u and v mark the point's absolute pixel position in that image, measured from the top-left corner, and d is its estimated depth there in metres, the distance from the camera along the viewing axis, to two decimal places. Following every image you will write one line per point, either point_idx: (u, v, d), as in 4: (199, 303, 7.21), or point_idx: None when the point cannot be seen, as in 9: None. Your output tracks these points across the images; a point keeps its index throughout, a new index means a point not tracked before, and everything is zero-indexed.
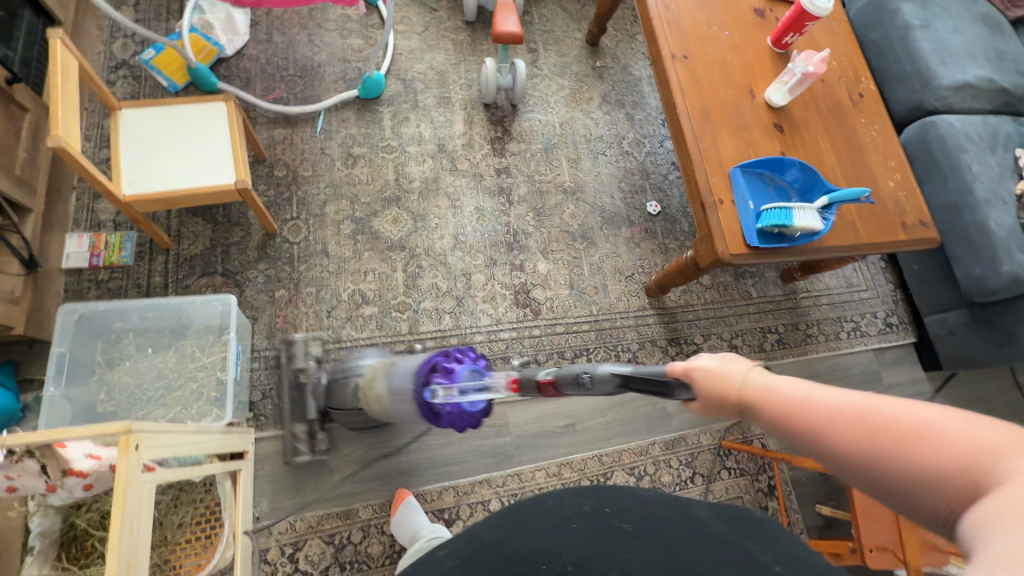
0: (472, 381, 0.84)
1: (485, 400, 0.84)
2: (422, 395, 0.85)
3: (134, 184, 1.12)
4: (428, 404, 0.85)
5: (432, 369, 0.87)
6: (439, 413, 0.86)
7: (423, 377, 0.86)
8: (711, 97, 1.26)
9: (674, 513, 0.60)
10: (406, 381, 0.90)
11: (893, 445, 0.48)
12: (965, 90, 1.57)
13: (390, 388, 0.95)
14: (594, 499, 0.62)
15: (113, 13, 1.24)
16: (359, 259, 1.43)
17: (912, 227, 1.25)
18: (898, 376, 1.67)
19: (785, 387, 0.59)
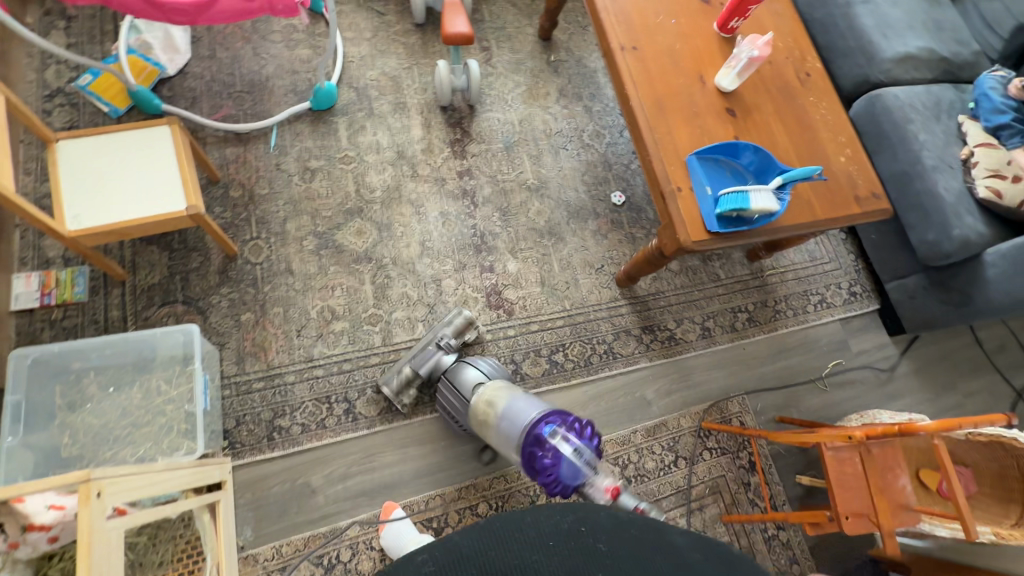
0: (589, 456, 0.95)
1: (584, 478, 0.93)
2: (543, 425, 0.97)
3: (79, 218, 1.08)
4: (540, 435, 0.97)
5: (565, 419, 0.99)
6: (539, 451, 0.96)
7: (556, 417, 0.99)
8: (663, 86, 1.27)
9: (649, 535, 0.62)
10: (535, 412, 1.03)
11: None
12: (907, 61, 1.62)
13: (514, 412, 1.07)
14: (572, 517, 0.64)
15: (41, 40, 1.19)
16: (325, 275, 1.41)
17: (865, 200, 1.29)
18: (865, 343, 1.72)
19: None
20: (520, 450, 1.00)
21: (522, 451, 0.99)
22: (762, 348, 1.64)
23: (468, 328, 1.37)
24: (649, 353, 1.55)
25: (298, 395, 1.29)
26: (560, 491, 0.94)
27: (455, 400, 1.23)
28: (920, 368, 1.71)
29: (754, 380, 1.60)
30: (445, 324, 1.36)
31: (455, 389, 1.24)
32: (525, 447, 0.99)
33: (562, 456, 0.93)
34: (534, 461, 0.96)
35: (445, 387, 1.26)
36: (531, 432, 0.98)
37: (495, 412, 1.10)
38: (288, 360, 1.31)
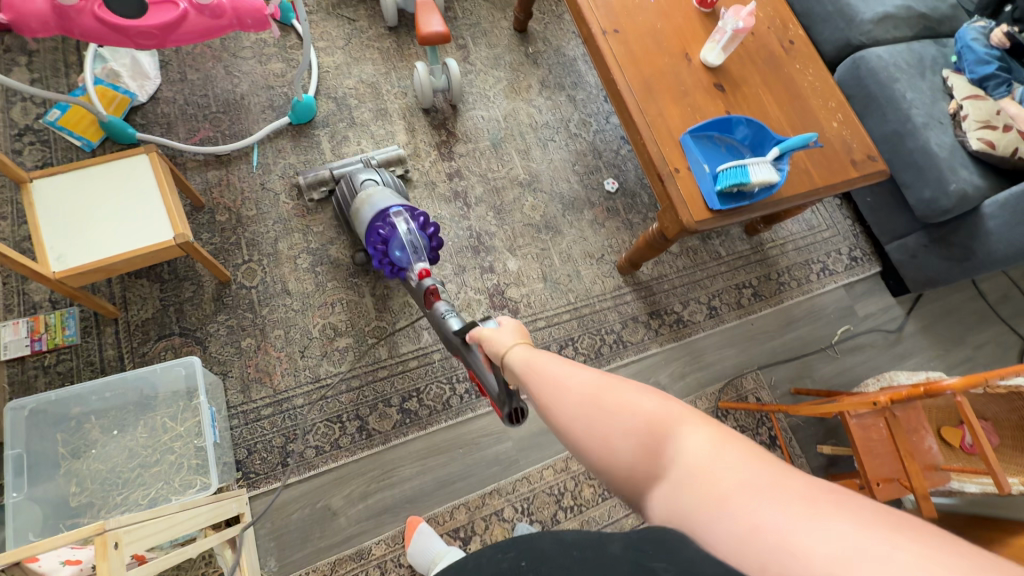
0: (419, 242, 1.17)
1: (405, 260, 1.16)
2: (393, 208, 1.19)
3: (63, 258, 1.03)
4: (389, 213, 1.18)
5: (415, 213, 1.20)
6: (382, 227, 1.18)
7: (407, 207, 1.20)
8: (648, 67, 1.25)
9: (589, 552, 0.42)
10: (393, 200, 1.22)
11: (640, 442, 0.46)
12: (887, 21, 1.61)
13: (374, 197, 1.23)
14: (512, 551, 0.46)
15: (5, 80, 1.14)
16: (324, 292, 1.37)
17: (862, 163, 1.28)
18: (871, 307, 1.72)
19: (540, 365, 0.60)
20: (368, 225, 1.21)
21: (368, 228, 1.20)
22: (769, 322, 1.63)
23: (398, 164, 1.51)
24: (658, 338, 1.53)
25: (308, 418, 1.26)
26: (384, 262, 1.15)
27: (349, 192, 1.32)
28: (927, 326, 1.71)
29: (765, 355, 1.59)
30: (379, 153, 1.50)
31: (353, 184, 1.32)
32: (372, 223, 1.20)
33: (395, 231, 1.16)
34: (374, 231, 1.19)
35: (345, 184, 1.34)
36: (382, 212, 1.19)
37: (358, 201, 1.27)
38: (295, 383, 1.28)
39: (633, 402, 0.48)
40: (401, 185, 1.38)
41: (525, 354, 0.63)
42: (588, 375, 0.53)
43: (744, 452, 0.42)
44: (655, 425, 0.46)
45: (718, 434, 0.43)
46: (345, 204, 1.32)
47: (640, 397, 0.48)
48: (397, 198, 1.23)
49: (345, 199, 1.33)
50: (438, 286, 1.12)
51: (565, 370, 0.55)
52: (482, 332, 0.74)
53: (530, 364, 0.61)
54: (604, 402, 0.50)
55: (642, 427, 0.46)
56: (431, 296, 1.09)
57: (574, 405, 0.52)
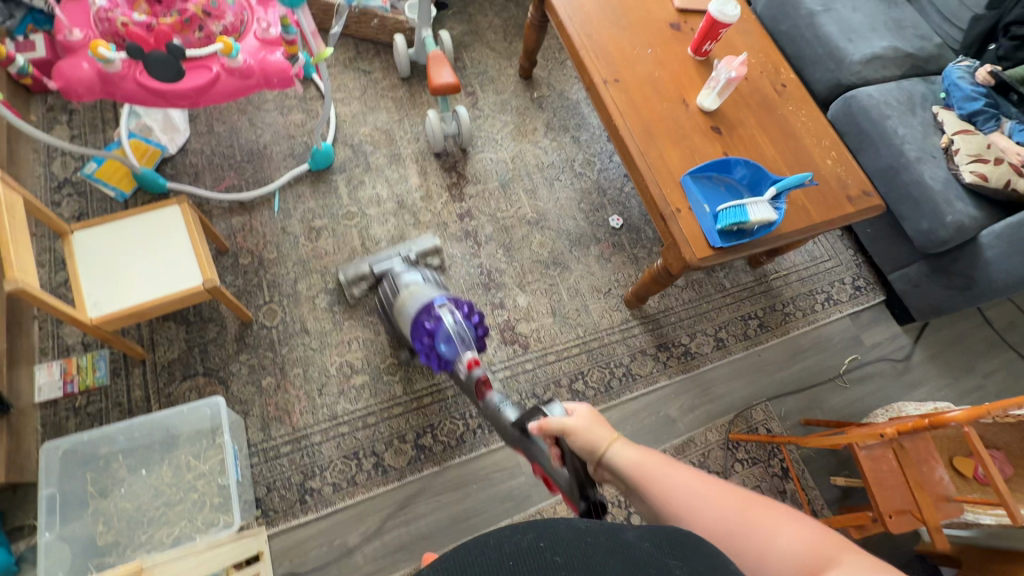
0: (466, 333, 1.17)
1: (455, 351, 1.15)
2: (437, 298, 1.19)
3: (100, 305, 1.10)
4: (433, 303, 1.18)
5: (458, 304, 1.20)
6: (427, 319, 1.17)
7: (449, 296, 1.21)
8: (648, 113, 1.32)
9: (603, 538, 0.49)
10: (434, 291, 1.23)
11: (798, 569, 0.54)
12: (875, 61, 1.68)
13: (416, 290, 1.24)
14: (532, 532, 0.49)
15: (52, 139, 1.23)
16: (340, 330, 1.42)
17: (857, 198, 1.33)
18: (877, 336, 1.74)
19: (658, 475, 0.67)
20: (412, 318, 1.20)
21: (412, 322, 1.19)
22: (776, 352, 1.65)
23: (434, 255, 1.50)
24: (667, 370, 1.56)
25: (326, 455, 1.29)
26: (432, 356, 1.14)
27: (392, 290, 1.29)
28: (935, 354, 1.73)
29: (774, 385, 1.61)
30: (414, 245, 1.48)
31: (395, 284, 1.29)
32: (416, 317, 1.19)
33: (442, 321, 1.16)
34: (420, 325, 1.18)
35: (387, 283, 1.31)
36: (427, 304, 1.19)
37: (402, 298, 1.25)
38: (313, 421, 1.32)
39: (783, 529, 0.57)
40: (439, 279, 1.38)
41: (635, 463, 0.70)
42: (719, 495, 0.62)
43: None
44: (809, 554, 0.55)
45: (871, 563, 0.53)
46: (387, 303, 1.28)
47: (787, 527, 0.57)
48: (439, 290, 1.23)
49: (387, 298, 1.30)
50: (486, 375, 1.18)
51: (702, 488, 0.63)
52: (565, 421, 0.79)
53: (644, 472, 0.68)
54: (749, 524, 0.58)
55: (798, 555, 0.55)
56: (483, 386, 1.15)
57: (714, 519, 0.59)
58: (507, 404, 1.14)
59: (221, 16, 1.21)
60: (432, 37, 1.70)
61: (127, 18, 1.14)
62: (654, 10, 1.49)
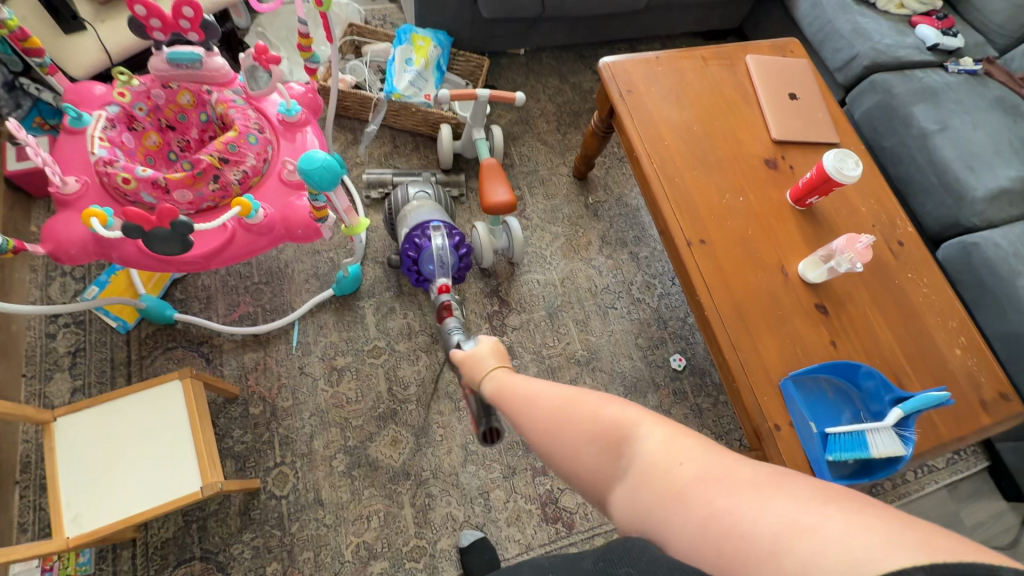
0: (448, 258, 1.23)
1: (432, 272, 1.23)
2: (433, 223, 1.27)
3: (79, 518, 0.92)
4: (428, 226, 1.27)
5: (449, 231, 1.28)
6: (418, 237, 1.26)
7: (446, 223, 1.28)
8: (739, 284, 1.10)
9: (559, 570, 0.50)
10: (431, 215, 1.31)
11: (603, 446, 0.52)
12: (1001, 197, 1.41)
13: (412, 209, 1.33)
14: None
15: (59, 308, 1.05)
16: (359, 502, 1.23)
17: (993, 403, 1.08)
18: (978, 514, 1.48)
19: (511, 382, 0.65)
20: (406, 233, 1.29)
21: (405, 235, 1.29)
22: None
23: (455, 185, 1.58)
24: None
25: None
26: (412, 271, 1.25)
27: (400, 200, 1.38)
28: None
29: None
30: (439, 170, 1.58)
31: (405, 194, 1.38)
32: (409, 233, 1.28)
33: (429, 242, 1.24)
34: (409, 238, 1.26)
35: (396, 193, 1.41)
36: (418, 225, 1.28)
37: (403, 211, 1.35)
38: None
39: (600, 410, 0.54)
40: (448, 199, 1.45)
41: (493, 377, 0.68)
42: (551, 387, 0.59)
43: (697, 449, 0.47)
44: (616, 430, 0.52)
45: (673, 432, 0.49)
46: (393, 211, 1.38)
47: (604, 405, 0.54)
48: (436, 215, 1.31)
49: (394, 207, 1.39)
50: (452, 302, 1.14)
51: (538, 385, 0.61)
52: (460, 353, 0.75)
53: (495, 383, 0.67)
54: (568, 410, 0.56)
55: (606, 433, 0.52)
56: (444, 311, 1.10)
57: (542, 410, 0.58)
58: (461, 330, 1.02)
59: (241, 160, 1.02)
60: (485, 138, 1.52)
61: (129, 172, 0.95)
62: (746, 140, 1.25)
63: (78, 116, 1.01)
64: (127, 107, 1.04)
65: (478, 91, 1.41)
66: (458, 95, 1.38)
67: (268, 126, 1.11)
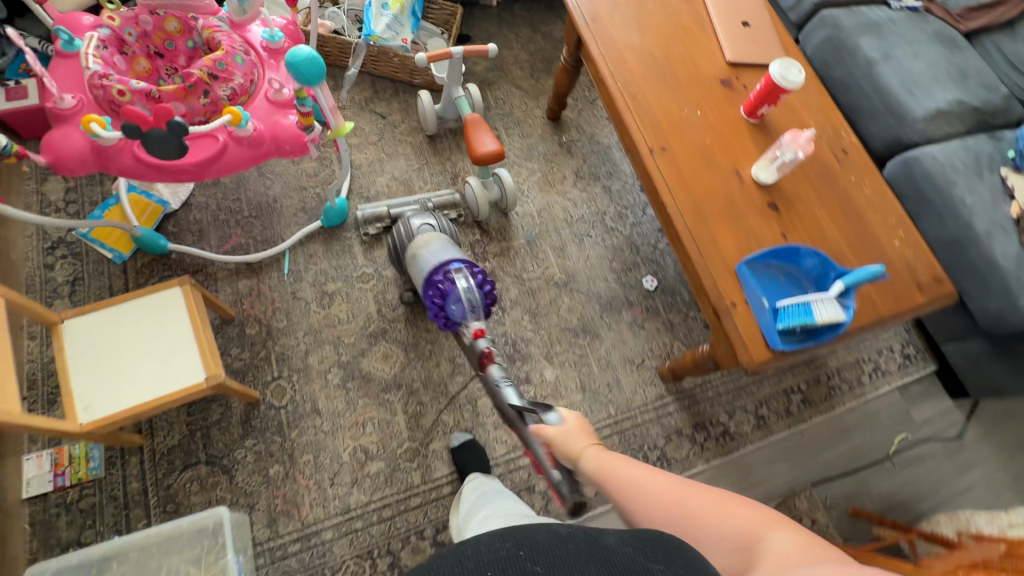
0: (476, 300, 1.17)
1: (463, 317, 1.17)
2: (453, 263, 1.19)
3: (91, 408, 0.98)
4: (449, 267, 1.19)
5: (473, 270, 1.20)
6: (441, 281, 1.17)
7: (466, 261, 1.21)
8: (698, 187, 1.20)
9: (585, 544, 0.53)
10: (450, 254, 1.21)
11: (736, 546, 0.63)
12: (939, 117, 1.53)
13: (427, 245, 1.23)
14: (511, 542, 0.53)
15: (57, 221, 1.11)
16: (354, 410, 1.31)
17: (929, 286, 1.19)
18: (927, 411, 1.62)
19: (623, 466, 0.76)
20: (426, 276, 1.20)
21: (425, 279, 1.20)
22: (820, 432, 1.54)
23: (452, 209, 1.56)
24: (703, 454, 1.45)
25: (338, 553, 1.19)
26: (440, 317, 1.17)
27: (404, 235, 1.30)
28: (989, 433, 1.60)
29: (819, 469, 1.49)
30: (435, 195, 1.54)
31: (408, 228, 1.30)
32: (430, 274, 1.19)
33: (455, 286, 1.16)
34: (432, 283, 1.19)
35: (399, 228, 1.33)
36: (438, 267, 1.19)
37: (412, 248, 1.25)
38: (324, 514, 1.21)
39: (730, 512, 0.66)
40: (453, 230, 1.38)
41: (599, 459, 0.79)
42: (673, 481, 0.72)
43: (821, 553, 0.60)
44: (749, 534, 0.64)
45: (802, 540, 0.61)
46: (399, 247, 1.30)
47: (732, 507, 0.67)
48: (456, 253, 1.23)
49: (399, 242, 1.32)
50: (491, 349, 1.20)
51: (657, 479, 0.72)
52: (551, 429, 0.87)
53: (607, 468, 0.77)
54: (699, 505, 0.67)
55: (737, 535, 0.64)
56: (485, 359, 1.18)
57: (668, 500, 0.69)
58: (506, 382, 1.16)
59: (228, 77, 1.08)
60: (464, 96, 1.56)
61: (124, 84, 1.02)
62: (703, 63, 1.35)
63: (70, 39, 1.06)
64: (116, 30, 1.09)
65: (453, 49, 1.44)
66: (435, 56, 1.42)
67: (253, 51, 1.17)
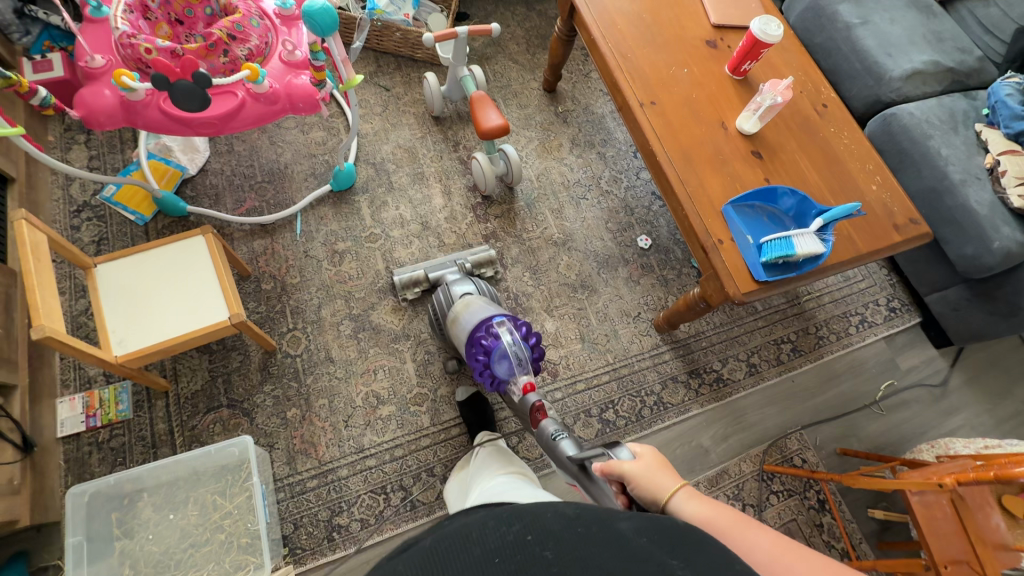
0: (522, 354, 1.13)
1: (511, 372, 1.12)
2: (495, 317, 1.16)
3: (125, 342, 1.06)
4: (491, 323, 1.16)
5: (514, 323, 1.17)
6: (484, 336, 1.14)
7: (509, 315, 1.18)
8: (686, 136, 1.28)
9: (595, 528, 0.46)
10: (490, 311, 1.19)
11: None
12: (916, 77, 1.61)
13: (470, 305, 1.21)
14: (518, 525, 0.46)
15: (83, 174, 1.19)
16: (366, 358, 1.39)
17: (904, 226, 1.27)
18: (913, 359, 1.68)
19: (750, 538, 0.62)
20: (469, 336, 1.17)
21: (468, 338, 1.17)
22: (809, 378, 1.61)
23: (488, 265, 1.53)
24: (699, 399, 1.52)
25: (353, 489, 1.26)
26: (486, 376, 1.13)
27: (445, 301, 1.32)
28: (972, 379, 1.67)
29: (809, 413, 1.56)
30: (471, 253, 1.53)
31: (449, 295, 1.32)
32: (473, 334, 1.16)
33: (500, 340, 1.12)
34: (475, 341, 1.15)
35: (439, 295, 1.36)
36: (480, 323, 1.16)
37: (455, 309, 1.25)
38: (340, 453, 1.28)
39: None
40: (493, 291, 1.39)
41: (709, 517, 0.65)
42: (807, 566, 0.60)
43: None
44: None
45: None
46: (441, 315, 1.30)
47: None
48: (497, 309, 1.20)
49: (440, 308, 1.33)
50: (542, 402, 1.12)
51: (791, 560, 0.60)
52: (631, 466, 0.71)
53: (713, 526, 0.64)
54: None
55: None
56: (537, 414, 1.10)
57: None
58: (562, 436, 1.03)
59: (246, 39, 1.17)
60: (469, 76, 1.61)
61: (150, 43, 1.10)
62: (690, 26, 1.43)
63: (98, 6, 1.15)
64: None
65: (458, 31, 1.48)
66: (440, 36, 1.47)
67: (267, 17, 1.26)
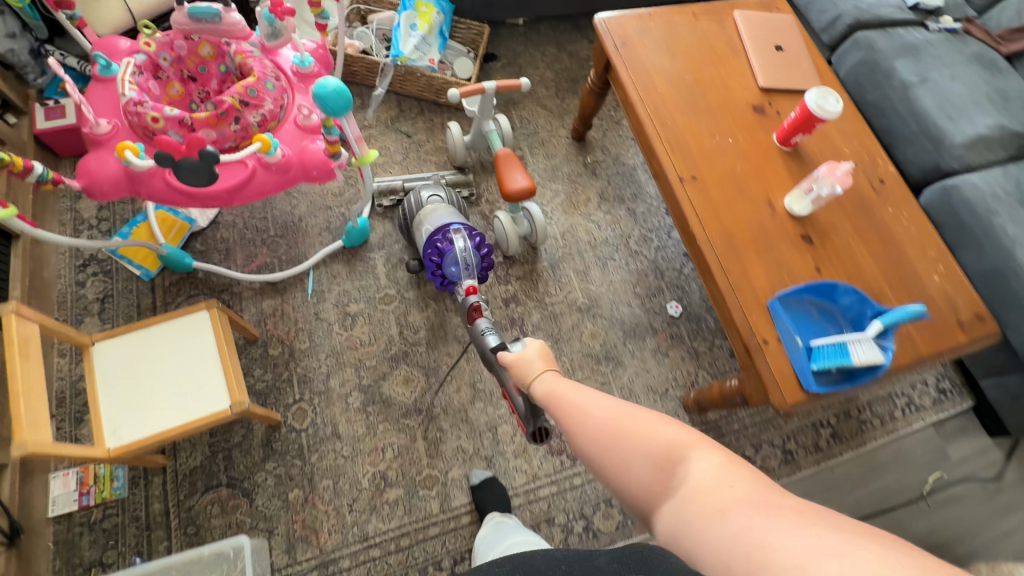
0: (472, 260, 1.20)
1: (460, 275, 1.18)
2: (452, 224, 1.23)
3: (118, 432, 0.99)
4: (448, 228, 1.22)
5: (471, 233, 1.23)
6: (440, 240, 1.21)
7: (465, 224, 1.24)
8: (729, 217, 1.17)
9: None
10: (450, 219, 1.26)
11: (656, 467, 0.54)
12: (979, 143, 1.48)
13: (431, 211, 1.29)
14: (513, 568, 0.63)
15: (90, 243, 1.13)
16: (374, 435, 1.30)
17: (970, 324, 1.14)
18: (964, 449, 1.54)
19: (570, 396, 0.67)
20: (427, 237, 1.25)
21: (425, 240, 1.25)
22: (851, 468, 1.49)
23: (464, 185, 1.60)
24: None
25: None
26: (437, 275, 1.20)
27: (411, 207, 1.36)
28: None
29: (849, 509, 1.44)
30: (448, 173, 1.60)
31: (417, 199, 1.36)
32: (430, 237, 1.24)
33: (453, 245, 1.20)
34: (430, 243, 1.22)
35: (408, 199, 1.38)
36: (438, 229, 1.23)
37: (420, 215, 1.31)
38: (342, 542, 1.20)
39: (651, 431, 0.56)
40: (461, 203, 1.41)
41: (552, 386, 0.71)
42: (609, 405, 0.62)
43: (742, 477, 0.49)
44: (671, 451, 0.54)
45: (725, 461, 0.51)
46: (408, 217, 1.35)
47: (659, 425, 0.57)
48: (457, 218, 1.27)
49: (408, 213, 1.36)
50: (481, 303, 1.13)
51: (599, 402, 0.63)
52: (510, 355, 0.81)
53: (555, 393, 0.70)
54: (629, 431, 0.58)
55: (659, 452, 0.55)
56: (474, 313, 1.11)
57: (598, 427, 0.61)
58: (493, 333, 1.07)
59: (259, 104, 1.09)
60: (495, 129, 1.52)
61: (158, 112, 1.03)
62: (735, 89, 1.33)
63: (108, 64, 1.09)
64: (153, 56, 1.11)
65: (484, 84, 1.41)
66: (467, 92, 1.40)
67: (283, 74, 1.18)
